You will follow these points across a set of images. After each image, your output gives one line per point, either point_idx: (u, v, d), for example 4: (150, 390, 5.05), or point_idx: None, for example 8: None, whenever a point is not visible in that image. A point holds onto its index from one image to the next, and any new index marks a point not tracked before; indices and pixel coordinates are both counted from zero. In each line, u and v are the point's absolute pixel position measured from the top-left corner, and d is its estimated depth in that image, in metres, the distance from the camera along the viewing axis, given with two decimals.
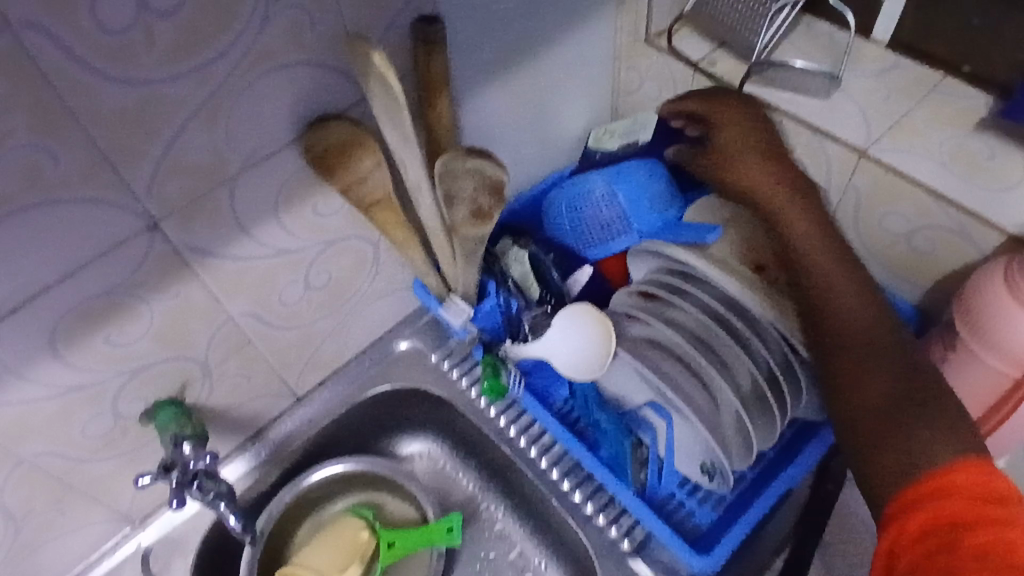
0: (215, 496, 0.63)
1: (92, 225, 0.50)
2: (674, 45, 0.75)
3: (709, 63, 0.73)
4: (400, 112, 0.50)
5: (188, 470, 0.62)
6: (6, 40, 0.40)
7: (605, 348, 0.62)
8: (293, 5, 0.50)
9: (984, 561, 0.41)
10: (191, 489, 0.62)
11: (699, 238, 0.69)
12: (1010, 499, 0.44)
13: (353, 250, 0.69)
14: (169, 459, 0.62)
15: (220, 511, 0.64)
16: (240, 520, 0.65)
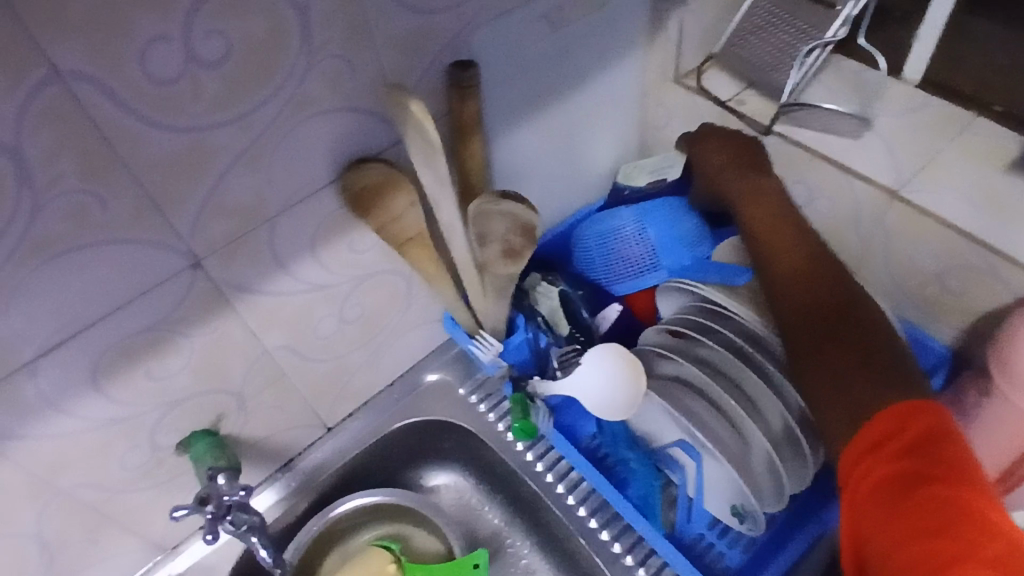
0: (247, 529, 0.64)
1: (138, 266, 0.51)
2: (703, 84, 0.77)
3: (738, 102, 0.75)
4: (438, 156, 0.51)
5: (223, 504, 0.62)
6: (59, 91, 0.41)
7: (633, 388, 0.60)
8: (333, 54, 0.51)
9: (938, 523, 0.41)
10: (225, 523, 0.62)
11: (728, 280, 0.68)
12: (940, 440, 0.44)
13: (385, 286, 0.70)
14: (203, 492, 0.61)
15: (251, 544, 0.65)
16: (270, 552, 0.66)
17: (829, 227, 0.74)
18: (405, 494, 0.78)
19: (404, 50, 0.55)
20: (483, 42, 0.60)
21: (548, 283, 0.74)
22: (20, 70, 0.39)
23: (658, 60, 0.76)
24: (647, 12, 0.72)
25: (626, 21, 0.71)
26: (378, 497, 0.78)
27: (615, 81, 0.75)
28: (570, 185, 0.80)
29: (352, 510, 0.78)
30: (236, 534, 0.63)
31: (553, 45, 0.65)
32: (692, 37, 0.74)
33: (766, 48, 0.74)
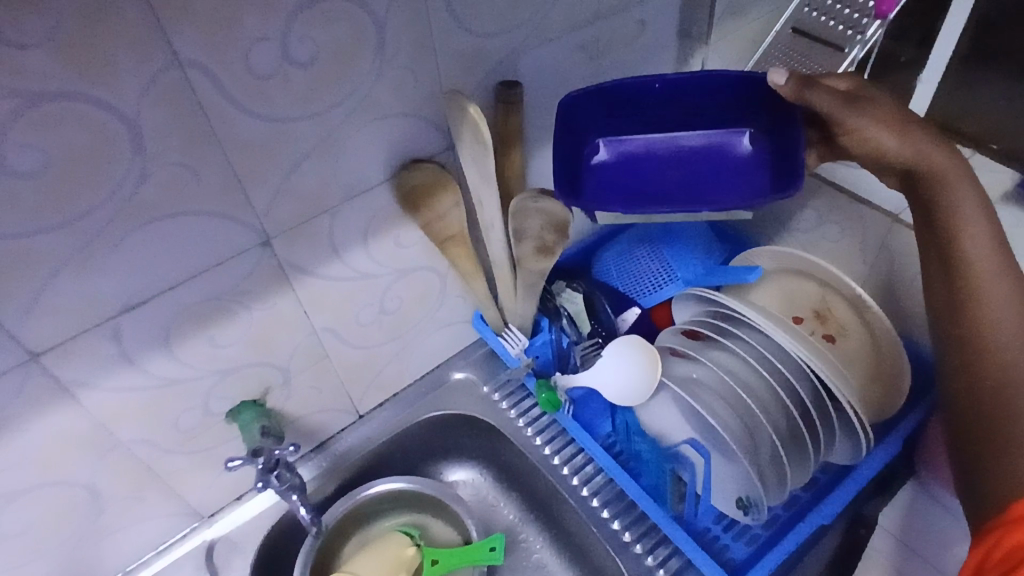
0: (288, 487, 0.71)
1: (216, 237, 0.58)
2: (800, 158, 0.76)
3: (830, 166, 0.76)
4: (485, 154, 0.59)
5: (272, 457, 0.68)
6: (177, 75, 0.49)
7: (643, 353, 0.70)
8: (401, 65, 0.59)
9: None
10: (271, 477, 0.69)
11: (738, 279, 0.73)
12: None
13: (422, 281, 0.77)
14: (256, 445, 0.68)
15: (289, 501, 0.72)
16: (309, 512, 0.73)
17: (834, 255, 0.79)
18: (427, 482, 0.83)
19: (458, 65, 0.63)
20: (526, 64, 0.67)
21: (572, 287, 0.79)
22: (151, 55, 0.47)
23: None
24: (672, 49, 0.79)
25: (654, 56, 0.78)
26: (402, 483, 0.82)
27: None
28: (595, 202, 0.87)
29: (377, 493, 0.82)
30: (278, 491, 0.70)
31: (589, 72, 0.73)
32: None
33: None
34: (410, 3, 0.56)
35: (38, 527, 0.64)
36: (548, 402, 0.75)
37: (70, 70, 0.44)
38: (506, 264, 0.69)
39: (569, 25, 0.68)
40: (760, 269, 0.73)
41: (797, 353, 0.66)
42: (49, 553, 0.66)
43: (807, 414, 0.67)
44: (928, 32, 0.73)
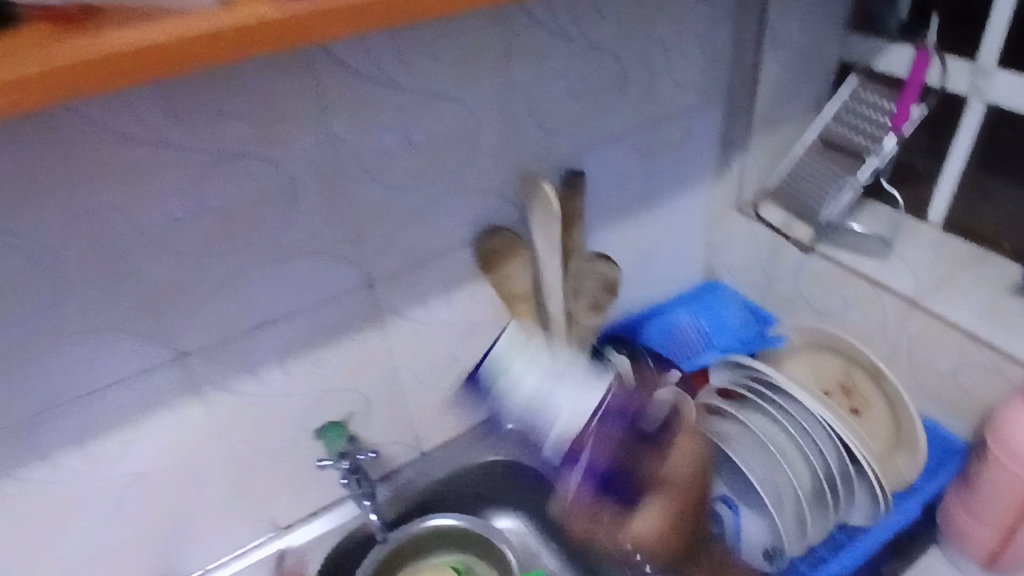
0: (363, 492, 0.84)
1: (334, 275, 0.72)
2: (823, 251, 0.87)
3: (834, 241, 0.87)
4: (555, 224, 0.74)
5: (356, 462, 0.82)
6: (327, 145, 0.65)
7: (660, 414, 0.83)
8: (490, 152, 0.75)
9: None
10: (352, 480, 0.82)
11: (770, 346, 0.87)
12: None
13: (489, 336, 0.88)
14: (344, 451, 0.82)
15: (362, 505, 0.84)
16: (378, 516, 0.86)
17: (862, 336, 0.85)
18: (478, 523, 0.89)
19: (534, 154, 0.78)
20: (590, 158, 0.82)
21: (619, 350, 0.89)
22: (313, 131, 0.63)
23: (724, 193, 0.96)
24: (715, 154, 0.93)
25: (700, 159, 0.92)
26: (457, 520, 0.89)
27: (688, 206, 0.95)
28: (647, 283, 0.97)
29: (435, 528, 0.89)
30: (354, 494, 0.83)
31: (643, 168, 0.87)
32: (753, 176, 0.93)
33: (815, 190, 0.87)
34: (501, 104, 0.72)
35: (151, 512, 0.75)
36: None
37: (258, 139, 0.61)
38: (563, 322, 0.81)
39: (627, 129, 0.83)
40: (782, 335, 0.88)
41: (822, 418, 0.74)
42: (153, 539, 0.77)
43: (829, 470, 0.74)
44: (940, 147, 0.83)
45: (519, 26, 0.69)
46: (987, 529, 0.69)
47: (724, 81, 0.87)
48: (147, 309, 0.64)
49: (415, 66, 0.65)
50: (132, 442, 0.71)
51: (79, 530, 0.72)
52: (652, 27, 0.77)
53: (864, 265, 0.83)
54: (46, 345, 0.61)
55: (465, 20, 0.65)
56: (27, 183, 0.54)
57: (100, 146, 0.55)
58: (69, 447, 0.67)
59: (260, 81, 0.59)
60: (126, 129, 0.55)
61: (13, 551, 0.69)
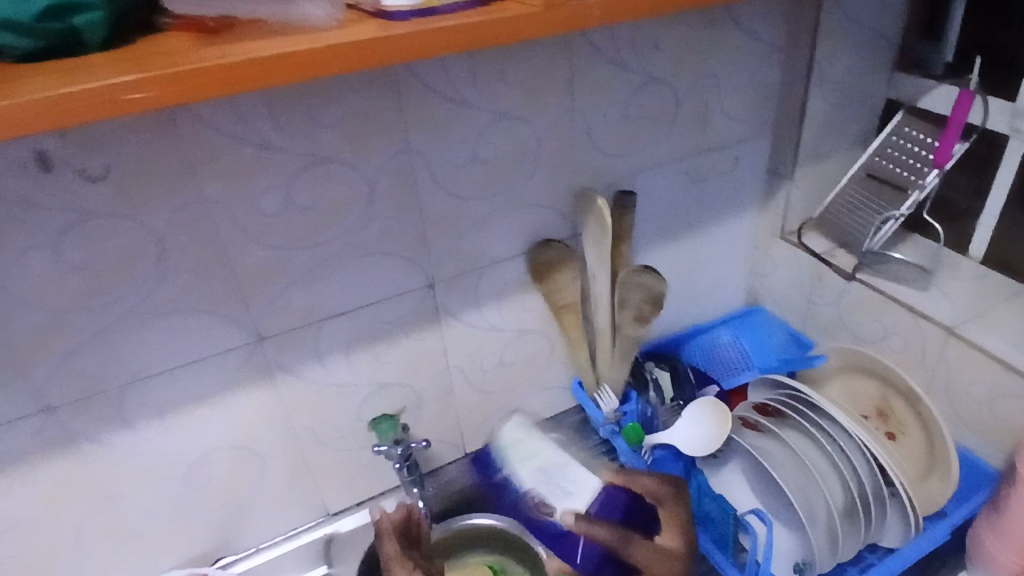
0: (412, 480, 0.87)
1: (400, 273, 0.78)
2: (864, 279, 0.89)
3: (876, 270, 0.90)
4: (605, 236, 0.79)
5: (410, 451, 0.84)
6: (404, 154, 0.71)
7: (703, 428, 0.84)
8: (548, 170, 0.80)
9: None
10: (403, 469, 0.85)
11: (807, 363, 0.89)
12: None
13: (536, 343, 0.93)
14: (400, 437, 0.83)
15: (412, 494, 0.88)
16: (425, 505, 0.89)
17: (899, 363, 0.87)
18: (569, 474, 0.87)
19: (589, 174, 0.83)
20: (641, 180, 0.87)
21: (661, 368, 0.94)
22: (392, 140, 0.70)
23: (767, 221, 0.99)
24: (761, 183, 0.97)
25: (746, 186, 0.96)
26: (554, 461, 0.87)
27: (731, 232, 0.99)
28: (689, 303, 1.01)
29: (534, 458, 0.89)
30: (403, 481, 0.87)
31: (690, 193, 0.91)
32: (796, 205, 0.97)
33: (857, 220, 0.92)
34: (562, 126, 0.78)
35: (214, 488, 0.80)
36: (633, 430, 0.86)
37: (345, 145, 0.68)
38: (608, 333, 0.86)
39: (677, 155, 0.88)
40: (825, 353, 0.88)
41: (857, 438, 0.76)
42: (212, 516, 0.82)
43: (862, 490, 0.76)
44: (981, 184, 0.86)
45: (582, 56, 0.75)
46: (1005, 546, 0.71)
47: (771, 114, 0.92)
48: (232, 294, 0.70)
49: (487, 87, 0.72)
50: (204, 419, 0.76)
51: (148, 500, 0.77)
52: (705, 61, 0.82)
53: (906, 294, 0.86)
54: (141, 322, 0.67)
55: (534, 48, 0.72)
56: (144, 174, 0.61)
57: (208, 146, 0.62)
58: (149, 419, 0.73)
59: (350, 95, 0.66)
60: (232, 130, 0.63)
61: (90, 514, 0.75)
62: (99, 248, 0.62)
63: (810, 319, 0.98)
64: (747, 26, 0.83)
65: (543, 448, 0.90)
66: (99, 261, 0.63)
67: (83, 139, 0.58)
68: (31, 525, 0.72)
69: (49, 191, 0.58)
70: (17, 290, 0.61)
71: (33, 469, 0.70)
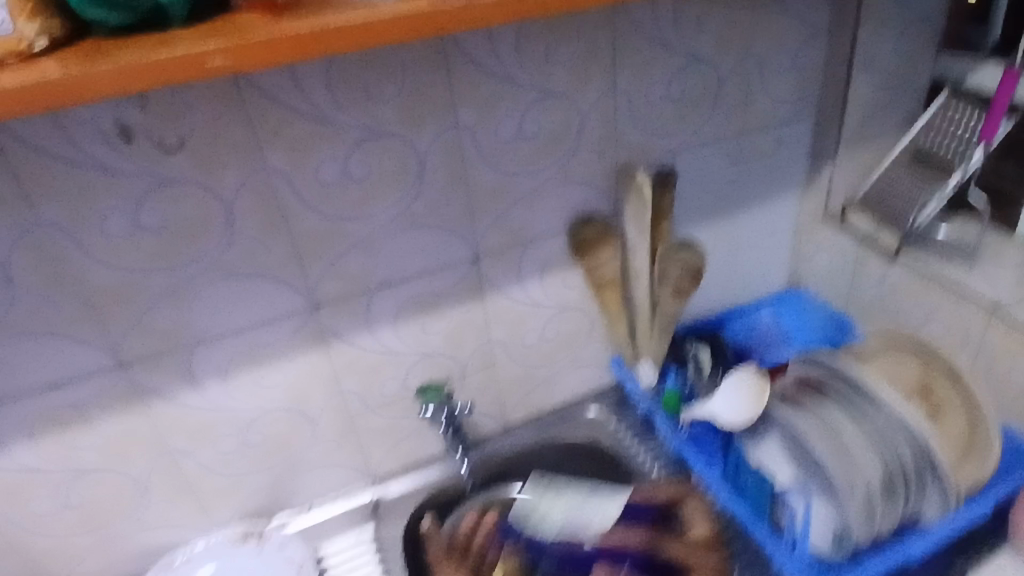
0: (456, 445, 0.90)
1: (447, 245, 0.82)
2: (908, 259, 0.89)
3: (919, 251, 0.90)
4: (645, 213, 0.84)
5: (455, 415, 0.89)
6: (453, 130, 0.75)
7: (747, 401, 0.85)
8: (591, 148, 0.83)
9: None
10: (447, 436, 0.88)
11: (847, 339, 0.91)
12: None
13: (577, 319, 0.95)
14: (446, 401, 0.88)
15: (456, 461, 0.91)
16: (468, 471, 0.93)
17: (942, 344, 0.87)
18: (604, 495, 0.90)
19: (630, 153, 0.85)
20: (682, 159, 0.88)
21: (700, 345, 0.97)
22: (442, 117, 0.74)
23: (810, 203, 1.00)
24: (804, 165, 0.97)
25: (788, 167, 0.97)
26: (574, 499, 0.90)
27: (773, 214, 0.99)
28: (729, 284, 1.02)
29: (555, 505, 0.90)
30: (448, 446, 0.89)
31: (732, 173, 0.92)
32: (840, 187, 0.97)
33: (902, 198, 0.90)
34: (605, 105, 0.80)
35: (270, 446, 0.85)
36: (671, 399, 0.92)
37: (398, 120, 0.72)
38: (647, 308, 0.89)
39: (719, 136, 0.89)
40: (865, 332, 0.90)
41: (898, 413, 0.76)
42: (267, 474, 0.87)
43: (901, 463, 0.76)
44: None
45: (626, 36, 0.77)
46: None
47: (815, 95, 0.92)
48: (291, 261, 0.75)
49: (533, 67, 0.75)
50: (262, 380, 0.80)
51: (209, 455, 0.82)
52: (748, 42, 0.84)
53: (949, 273, 0.85)
54: (206, 284, 0.72)
55: (578, 28, 0.74)
56: (214, 145, 0.66)
57: (273, 119, 0.67)
58: (213, 377, 0.78)
59: (404, 72, 0.70)
60: (295, 105, 0.67)
61: (157, 465, 0.80)
62: (172, 214, 0.67)
63: (852, 301, 0.98)
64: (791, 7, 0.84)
65: (559, 498, 0.91)
66: (172, 226, 0.68)
67: (161, 112, 0.63)
68: (105, 473, 0.78)
69: (130, 159, 0.64)
70: (100, 250, 0.67)
71: (109, 420, 0.75)
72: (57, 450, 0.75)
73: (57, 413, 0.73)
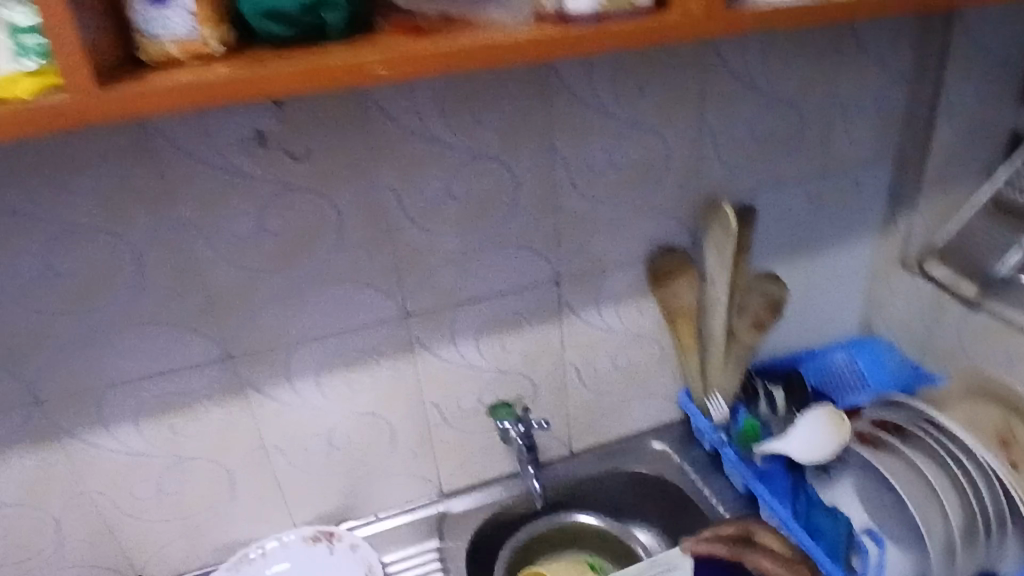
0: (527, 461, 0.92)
1: (532, 266, 0.85)
2: (990, 306, 0.88)
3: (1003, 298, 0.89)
4: (729, 243, 0.85)
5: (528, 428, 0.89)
6: (548, 156, 0.80)
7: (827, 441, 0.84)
8: (675, 182, 0.86)
9: None
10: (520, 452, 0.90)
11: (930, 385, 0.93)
12: None
13: (649, 349, 0.97)
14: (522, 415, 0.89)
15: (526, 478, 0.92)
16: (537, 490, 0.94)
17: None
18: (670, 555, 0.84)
19: (712, 188, 0.88)
20: (761, 197, 0.91)
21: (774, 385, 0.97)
22: (540, 143, 0.79)
23: (888, 248, 1.00)
24: (881, 211, 0.99)
25: (865, 212, 0.98)
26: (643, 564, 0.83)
27: (848, 257, 1.00)
28: (801, 325, 1.03)
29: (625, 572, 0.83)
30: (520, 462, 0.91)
31: (809, 214, 0.94)
32: (918, 234, 0.97)
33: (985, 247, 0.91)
34: (691, 140, 0.84)
35: (349, 449, 0.88)
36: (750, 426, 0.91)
37: (499, 144, 0.77)
38: (723, 338, 0.90)
39: (799, 177, 0.91)
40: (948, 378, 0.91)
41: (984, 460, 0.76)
42: (343, 478, 0.90)
43: (986, 513, 0.75)
44: None
45: (715, 77, 0.82)
46: None
47: (895, 143, 0.94)
48: (389, 270, 0.79)
49: (627, 101, 0.80)
50: (350, 383, 0.84)
51: (292, 452, 0.86)
52: (831, 88, 0.87)
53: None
54: (312, 287, 0.77)
55: (672, 67, 0.79)
56: (335, 158, 0.72)
57: (389, 137, 0.73)
58: (306, 376, 0.82)
59: (509, 100, 0.75)
60: (409, 124, 0.73)
61: (246, 459, 0.84)
62: (289, 218, 0.73)
63: (930, 348, 0.97)
64: (875, 53, 0.87)
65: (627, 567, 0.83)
66: (289, 229, 0.74)
67: (295, 125, 0.70)
68: (197, 462, 0.82)
69: (262, 166, 0.70)
70: (224, 249, 0.73)
71: (208, 411, 0.80)
72: (159, 435, 0.80)
73: (164, 399, 0.78)
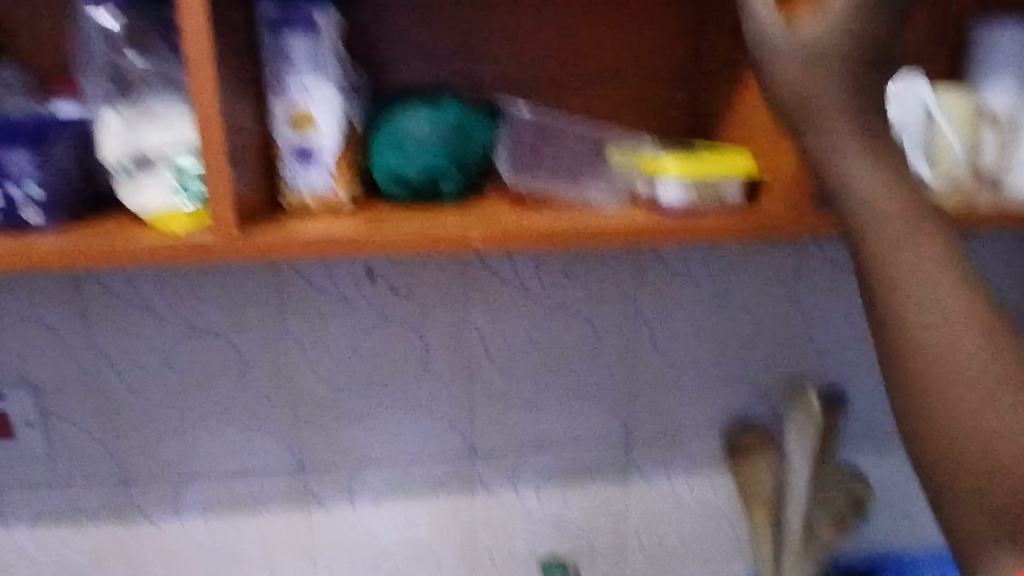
0: None
1: (605, 422, 0.85)
2: None
3: None
4: (812, 430, 0.77)
5: None
6: (634, 318, 0.81)
7: None
8: (762, 358, 0.85)
9: None
10: None
11: None
12: None
13: (719, 526, 0.91)
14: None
15: None
16: None
17: None
18: None
19: (801, 368, 0.86)
20: (854, 386, 0.87)
21: None
22: (628, 305, 0.81)
23: None
24: None
25: None
26: None
27: None
28: (892, 530, 0.94)
29: None
30: None
31: None
32: None
33: None
34: (781, 320, 0.84)
35: None
36: None
37: (587, 302, 0.80)
38: (801, 531, 0.78)
39: None
40: None
41: None
42: None
43: None
44: None
45: (812, 262, 0.82)
46: None
47: None
48: (463, 407, 0.81)
49: (719, 276, 0.81)
50: (409, 512, 0.85)
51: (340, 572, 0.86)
52: None
53: None
54: (388, 412, 0.80)
55: (768, 249, 0.81)
56: (432, 297, 0.77)
57: (484, 284, 0.78)
58: (368, 498, 0.83)
59: (602, 263, 0.79)
60: (504, 274, 0.78)
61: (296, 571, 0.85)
62: (380, 345, 0.78)
63: None
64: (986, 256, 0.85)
65: None
66: (378, 355, 0.78)
67: (403, 262, 0.76)
68: (249, 565, 0.84)
69: (365, 296, 0.77)
70: (317, 366, 0.78)
71: (271, 515, 0.83)
72: (222, 530, 0.82)
73: (234, 496, 0.82)
